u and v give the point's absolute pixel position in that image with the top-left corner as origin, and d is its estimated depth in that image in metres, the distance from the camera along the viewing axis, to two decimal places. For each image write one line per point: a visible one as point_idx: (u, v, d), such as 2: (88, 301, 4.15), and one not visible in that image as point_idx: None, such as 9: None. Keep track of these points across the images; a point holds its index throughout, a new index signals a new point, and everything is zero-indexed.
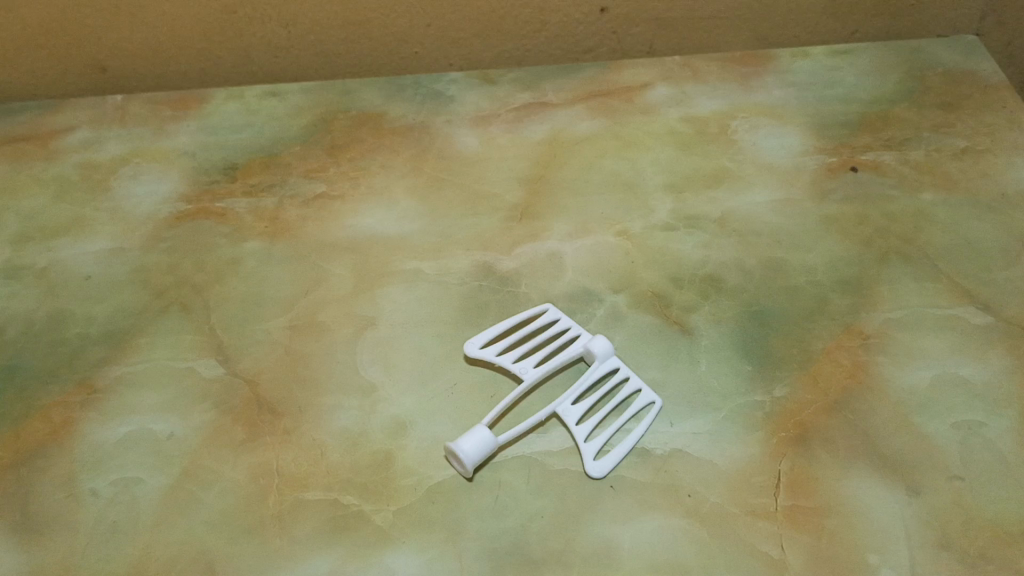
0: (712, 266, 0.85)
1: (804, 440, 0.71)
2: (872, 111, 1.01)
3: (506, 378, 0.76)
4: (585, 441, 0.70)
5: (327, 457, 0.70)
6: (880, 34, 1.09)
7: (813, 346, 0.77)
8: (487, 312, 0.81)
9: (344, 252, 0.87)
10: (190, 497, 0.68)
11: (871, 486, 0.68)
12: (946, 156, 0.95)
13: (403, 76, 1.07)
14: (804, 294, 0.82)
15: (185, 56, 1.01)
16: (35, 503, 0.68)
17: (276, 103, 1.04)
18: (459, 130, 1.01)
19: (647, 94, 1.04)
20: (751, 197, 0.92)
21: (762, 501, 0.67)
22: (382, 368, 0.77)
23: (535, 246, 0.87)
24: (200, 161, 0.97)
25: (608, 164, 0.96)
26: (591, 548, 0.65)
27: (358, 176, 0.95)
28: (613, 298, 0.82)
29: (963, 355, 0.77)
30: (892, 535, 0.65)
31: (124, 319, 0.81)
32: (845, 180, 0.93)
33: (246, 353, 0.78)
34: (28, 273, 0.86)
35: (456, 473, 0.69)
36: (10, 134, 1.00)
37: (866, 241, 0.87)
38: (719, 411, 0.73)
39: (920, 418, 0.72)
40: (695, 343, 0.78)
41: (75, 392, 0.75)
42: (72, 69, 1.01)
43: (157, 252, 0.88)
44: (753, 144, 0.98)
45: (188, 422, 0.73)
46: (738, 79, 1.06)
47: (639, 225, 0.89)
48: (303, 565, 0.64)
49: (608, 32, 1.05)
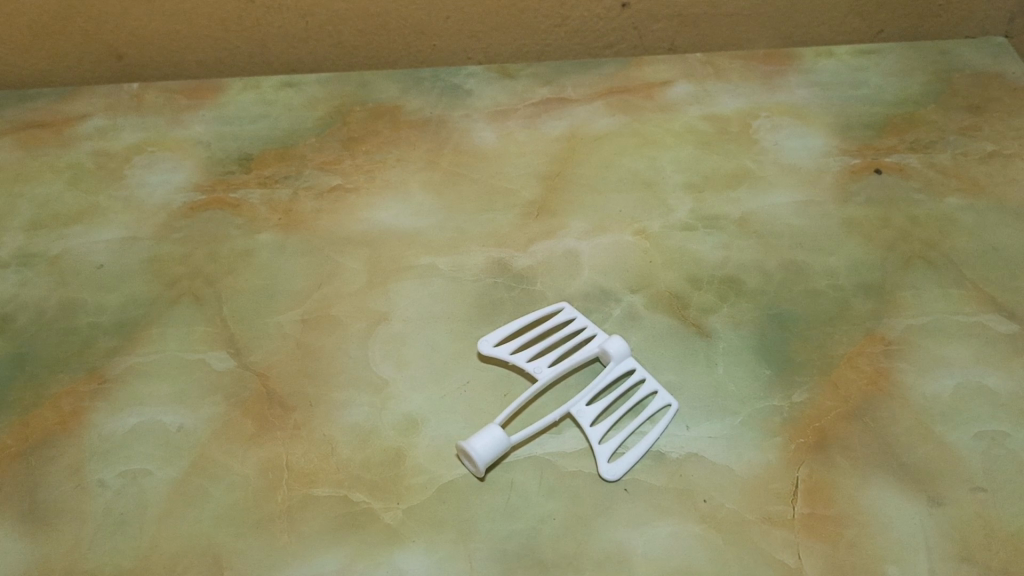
0: (732, 267, 0.83)
1: (823, 447, 0.69)
2: (897, 113, 0.99)
3: (520, 377, 0.75)
4: (599, 442, 0.69)
5: (338, 453, 0.69)
6: (905, 34, 1.08)
7: (833, 351, 0.76)
8: (502, 308, 0.80)
9: (359, 246, 0.86)
10: (197, 491, 0.67)
11: (892, 495, 0.66)
12: (972, 160, 0.93)
13: (420, 69, 1.06)
14: (825, 298, 0.80)
15: (202, 44, 1.01)
16: (41, 492, 0.67)
17: (293, 94, 1.03)
18: (477, 124, 0.99)
19: (668, 91, 1.03)
20: (772, 198, 0.90)
21: (778, 508, 0.66)
22: (394, 364, 0.76)
23: (550, 243, 0.86)
24: (214, 151, 0.96)
25: (627, 162, 0.94)
26: (604, 553, 0.63)
27: (372, 169, 0.94)
28: (630, 298, 0.80)
29: (989, 364, 0.75)
30: (913, 546, 0.64)
31: (135, 309, 0.81)
32: (869, 183, 0.91)
33: (258, 345, 0.77)
34: (40, 261, 0.85)
35: (468, 473, 0.68)
36: (25, 120, 1.00)
37: (889, 246, 0.85)
38: (736, 416, 0.71)
39: (943, 428, 0.70)
40: (713, 345, 0.76)
41: (85, 381, 0.75)
42: (88, 56, 1.01)
43: (170, 242, 0.87)
44: (775, 143, 0.96)
45: (197, 415, 0.72)
46: (760, 78, 1.04)
47: (658, 224, 0.87)
48: (311, 562, 0.63)
49: (629, 28, 1.03)
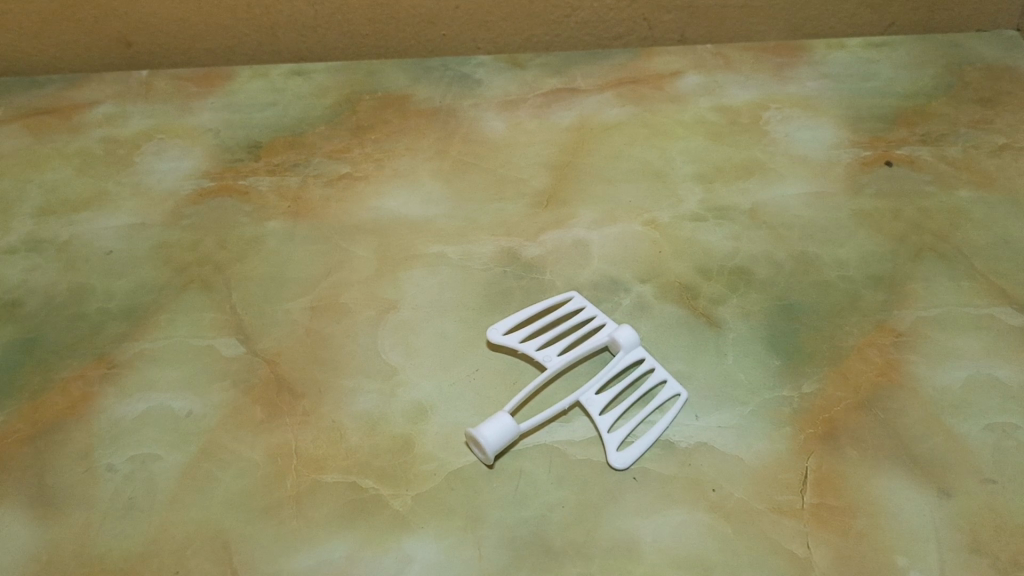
0: (742, 258, 0.83)
1: (832, 438, 0.69)
2: (908, 105, 0.99)
3: (529, 366, 0.75)
4: (608, 431, 0.69)
5: (346, 439, 0.69)
6: (916, 27, 1.07)
7: (843, 342, 0.76)
8: (512, 297, 0.80)
9: (368, 234, 0.85)
10: (206, 477, 0.67)
11: (902, 486, 0.66)
12: (984, 153, 0.93)
13: (429, 59, 1.06)
14: (835, 289, 0.80)
15: (211, 32, 1.01)
16: (51, 476, 0.67)
17: (302, 83, 1.03)
18: (486, 113, 0.99)
19: (678, 82, 1.02)
20: (782, 189, 0.90)
21: (787, 498, 0.65)
22: (402, 352, 0.75)
23: (560, 233, 0.86)
24: (223, 139, 0.96)
25: (637, 153, 0.94)
26: (613, 541, 0.63)
27: (381, 158, 0.94)
28: (639, 288, 0.80)
29: (999, 357, 0.75)
30: (923, 537, 0.63)
31: (144, 295, 0.81)
32: (879, 174, 0.91)
33: (267, 332, 0.77)
34: (49, 246, 0.85)
35: (477, 460, 0.68)
36: (34, 107, 1.00)
37: (899, 238, 0.85)
38: (746, 406, 0.71)
39: (953, 419, 0.70)
40: (723, 335, 0.76)
41: (94, 366, 0.75)
42: (98, 43, 1.01)
43: (178, 229, 0.87)
44: (786, 135, 0.96)
45: (206, 401, 0.72)
46: (770, 70, 1.04)
47: (667, 215, 0.87)
48: (320, 548, 0.63)
49: (639, 19, 1.03)
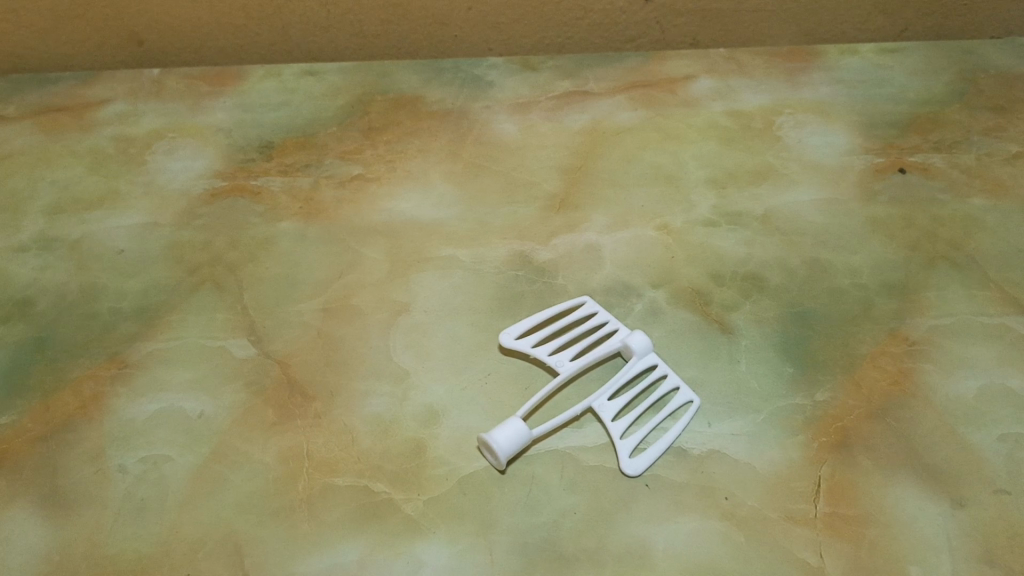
0: (754, 265, 0.83)
1: (845, 447, 0.69)
2: (922, 112, 0.99)
3: (541, 371, 0.74)
4: (620, 437, 0.69)
5: (358, 442, 0.69)
6: (929, 33, 1.07)
7: (856, 350, 0.75)
8: (523, 302, 0.79)
9: (380, 236, 0.85)
10: (218, 478, 0.67)
11: (914, 495, 0.66)
12: (997, 160, 0.93)
13: (441, 60, 1.06)
14: (848, 297, 0.80)
15: (223, 31, 1.01)
16: (62, 476, 0.67)
17: (314, 83, 1.03)
18: (498, 116, 0.99)
19: (690, 86, 1.02)
20: (794, 195, 0.90)
21: (801, 507, 0.65)
22: (414, 355, 0.75)
23: (572, 236, 0.85)
24: (235, 138, 0.96)
25: (650, 157, 0.94)
26: (625, 547, 0.63)
27: (394, 160, 0.94)
28: (652, 293, 0.80)
29: (1012, 366, 0.74)
30: (935, 547, 0.63)
31: (155, 295, 0.81)
32: (892, 182, 0.91)
33: (279, 334, 0.77)
34: (61, 245, 0.85)
35: (489, 465, 0.68)
36: (46, 105, 1.00)
37: (912, 245, 0.85)
38: (759, 413, 0.71)
39: (966, 429, 0.70)
40: (735, 342, 0.76)
41: (106, 366, 0.75)
42: (109, 41, 1.01)
43: (190, 228, 0.87)
44: (799, 141, 0.96)
45: (218, 402, 0.72)
46: (783, 75, 1.04)
47: (680, 220, 0.87)
48: (331, 551, 0.63)
49: (652, 23, 1.03)
